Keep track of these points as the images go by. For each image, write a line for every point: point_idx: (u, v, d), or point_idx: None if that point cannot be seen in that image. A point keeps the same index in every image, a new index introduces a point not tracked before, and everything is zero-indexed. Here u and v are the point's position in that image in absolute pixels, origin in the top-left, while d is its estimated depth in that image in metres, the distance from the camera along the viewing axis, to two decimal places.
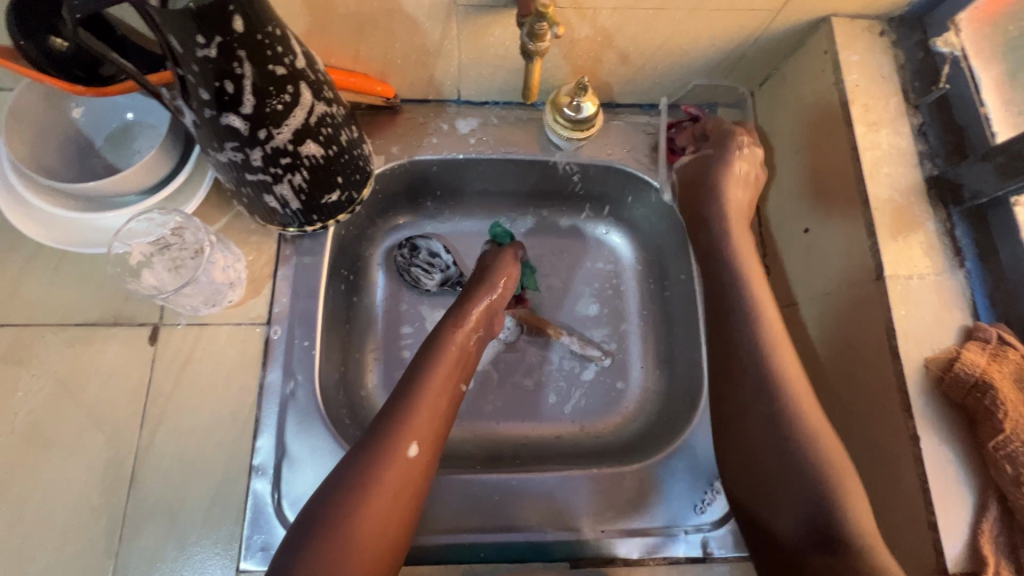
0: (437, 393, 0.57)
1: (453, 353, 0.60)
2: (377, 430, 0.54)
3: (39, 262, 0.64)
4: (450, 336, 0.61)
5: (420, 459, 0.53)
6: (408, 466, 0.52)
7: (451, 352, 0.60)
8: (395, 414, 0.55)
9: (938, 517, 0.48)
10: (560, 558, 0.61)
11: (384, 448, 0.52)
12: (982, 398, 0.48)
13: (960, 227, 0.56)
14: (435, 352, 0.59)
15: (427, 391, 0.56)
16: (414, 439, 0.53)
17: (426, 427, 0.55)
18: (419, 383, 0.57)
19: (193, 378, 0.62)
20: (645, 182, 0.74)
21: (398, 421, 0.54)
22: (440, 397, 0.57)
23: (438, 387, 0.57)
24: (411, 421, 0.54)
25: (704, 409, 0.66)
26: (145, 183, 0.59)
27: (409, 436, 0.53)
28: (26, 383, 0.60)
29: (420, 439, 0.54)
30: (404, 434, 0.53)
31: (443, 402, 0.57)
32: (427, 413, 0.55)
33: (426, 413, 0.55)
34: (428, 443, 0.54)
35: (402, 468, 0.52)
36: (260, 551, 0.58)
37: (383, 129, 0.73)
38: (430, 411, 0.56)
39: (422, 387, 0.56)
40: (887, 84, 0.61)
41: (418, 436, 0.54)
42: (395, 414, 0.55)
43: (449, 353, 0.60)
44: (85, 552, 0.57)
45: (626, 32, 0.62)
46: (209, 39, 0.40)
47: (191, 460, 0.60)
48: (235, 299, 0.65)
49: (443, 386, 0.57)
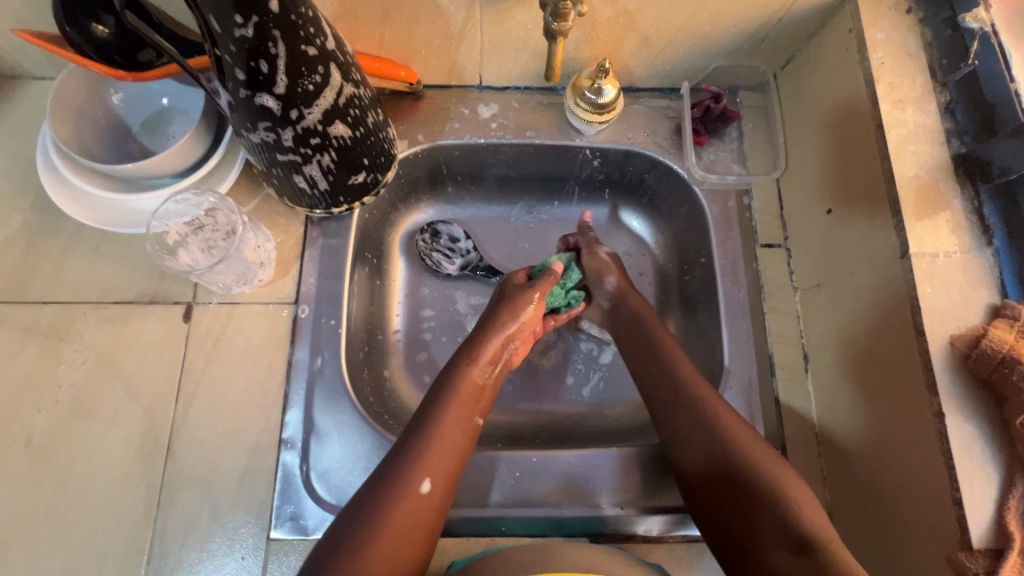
0: (455, 431, 0.57)
1: (469, 389, 0.61)
2: (392, 463, 0.54)
3: (80, 242, 0.67)
4: (464, 373, 0.61)
5: (431, 496, 0.53)
6: (419, 503, 0.52)
7: (467, 389, 0.60)
8: (410, 451, 0.55)
9: (963, 494, 0.48)
10: (580, 533, 0.63)
11: (396, 480, 0.53)
12: (1010, 374, 0.47)
13: (989, 205, 0.55)
14: (453, 386, 0.60)
15: (443, 427, 0.57)
16: (428, 474, 0.54)
17: (441, 462, 0.55)
18: (439, 419, 0.57)
19: (225, 354, 0.65)
20: (667, 165, 0.74)
21: (414, 456, 0.54)
22: (455, 435, 0.57)
23: (454, 424, 0.57)
24: (426, 456, 0.54)
25: (724, 390, 0.66)
26: (180, 165, 0.62)
27: (422, 471, 0.54)
28: (68, 358, 0.63)
29: (432, 476, 0.54)
30: (417, 469, 0.54)
31: (459, 436, 0.57)
32: (442, 447, 0.56)
33: (440, 449, 0.55)
34: (441, 478, 0.54)
35: (413, 504, 0.52)
36: (290, 521, 0.60)
37: (407, 114, 0.74)
38: (444, 446, 0.56)
39: (438, 425, 0.57)
40: (914, 62, 0.60)
41: (431, 472, 0.54)
42: (409, 448, 0.55)
43: (466, 388, 0.60)
44: (125, 517, 0.59)
45: (647, 13, 0.63)
46: (247, 19, 0.42)
47: (224, 432, 0.62)
48: (264, 278, 0.68)
49: (458, 422, 0.58)
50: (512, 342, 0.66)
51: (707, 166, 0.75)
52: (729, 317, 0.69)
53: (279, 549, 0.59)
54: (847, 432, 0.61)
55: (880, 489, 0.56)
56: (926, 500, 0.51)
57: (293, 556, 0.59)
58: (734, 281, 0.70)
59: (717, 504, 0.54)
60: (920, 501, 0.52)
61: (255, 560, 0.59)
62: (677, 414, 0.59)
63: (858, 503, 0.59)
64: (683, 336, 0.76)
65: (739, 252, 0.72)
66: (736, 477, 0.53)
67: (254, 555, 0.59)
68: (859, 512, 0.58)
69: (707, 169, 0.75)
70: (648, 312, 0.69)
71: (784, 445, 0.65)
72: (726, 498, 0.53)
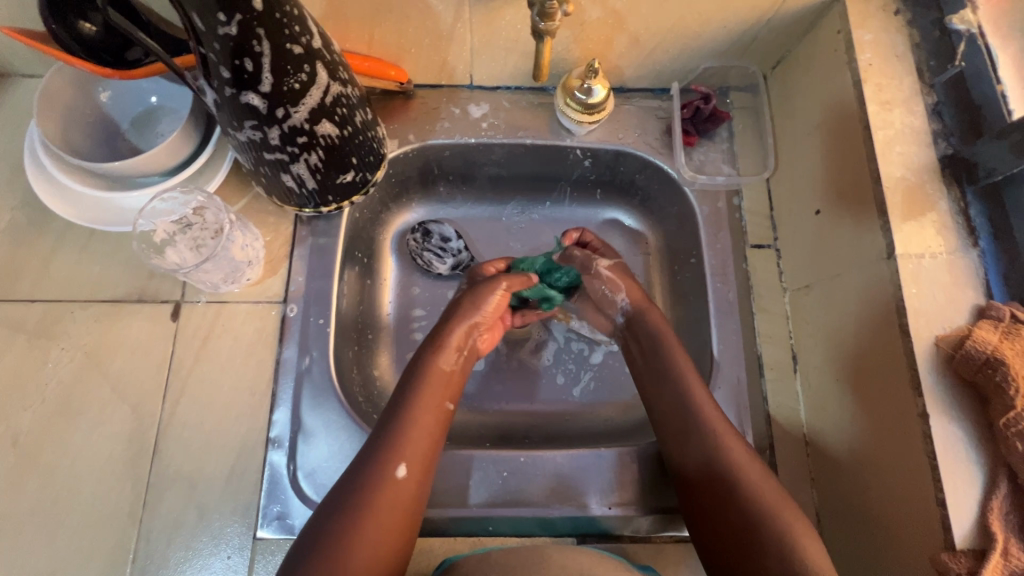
0: (426, 417, 0.57)
1: (439, 374, 0.60)
2: (367, 453, 0.54)
3: (68, 240, 0.67)
4: (433, 359, 0.61)
5: (408, 481, 0.53)
6: (396, 489, 0.52)
7: (436, 375, 0.60)
8: (384, 440, 0.55)
9: (947, 494, 0.48)
10: (567, 533, 0.63)
11: (371, 469, 0.53)
12: (994, 375, 0.47)
13: (975, 206, 0.55)
14: (422, 372, 0.60)
15: (414, 413, 0.57)
16: (402, 460, 0.54)
17: (414, 448, 0.55)
18: (410, 405, 0.57)
19: (214, 353, 0.65)
20: (658, 165, 0.74)
21: (388, 444, 0.54)
22: (427, 420, 0.57)
23: (425, 410, 0.57)
24: (400, 443, 0.54)
25: (713, 389, 0.66)
26: (167, 164, 0.61)
27: (397, 457, 0.53)
28: (55, 356, 0.63)
29: (407, 461, 0.54)
30: (392, 456, 0.53)
31: (431, 422, 0.57)
32: (415, 433, 0.56)
33: (413, 436, 0.55)
34: (416, 464, 0.54)
35: (391, 491, 0.52)
36: (277, 520, 0.60)
37: (397, 114, 0.74)
38: (416, 432, 0.56)
39: (410, 411, 0.57)
40: (902, 63, 0.60)
41: (405, 457, 0.54)
42: (382, 436, 0.55)
43: (435, 374, 0.60)
44: (111, 516, 0.59)
45: (636, 14, 0.64)
46: (230, 17, 0.42)
47: (211, 431, 0.62)
48: (253, 277, 0.67)
49: (428, 407, 0.58)
50: (478, 327, 0.65)
51: (697, 167, 0.75)
52: (718, 318, 0.69)
53: (266, 548, 0.59)
54: (835, 433, 0.61)
55: (867, 489, 0.56)
56: (911, 500, 0.51)
57: (280, 555, 0.59)
58: (723, 282, 0.70)
59: (710, 516, 0.54)
60: (905, 502, 0.52)
61: (241, 559, 0.59)
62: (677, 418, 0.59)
63: (845, 503, 0.59)
64: None
65: (729, 253, 0.72)
66: (723, 484, 0.54)
67: (241, 555, 0.59)
68: (847, 513, 0.58)
69: (698, 169, 0.75)
70: (666, 330, 0.66)
71: (772, 445, 0.65)
72: (716, 501, 0.54)
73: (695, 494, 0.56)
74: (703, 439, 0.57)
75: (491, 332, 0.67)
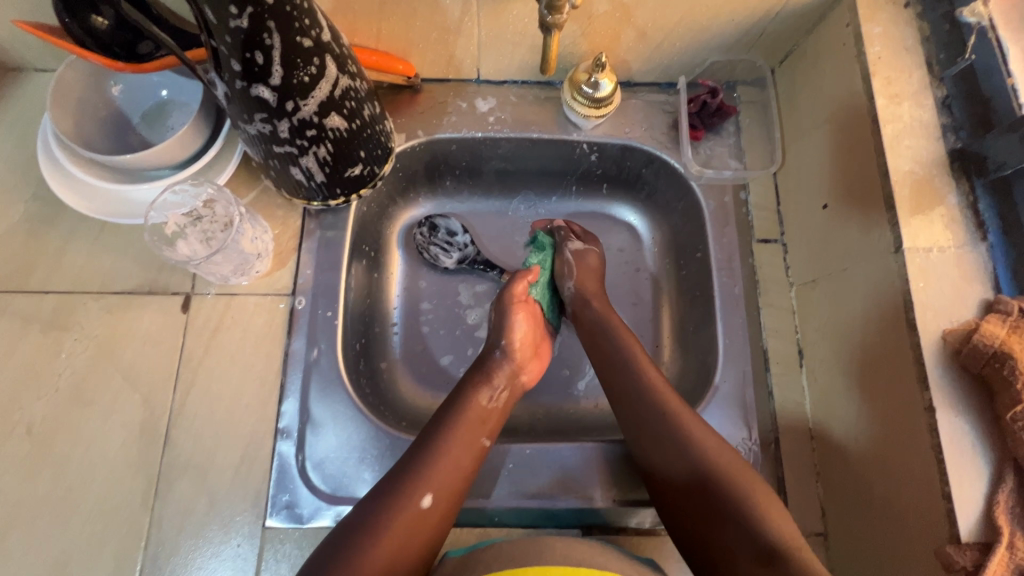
0: (462, 455, 0.57)
1: (477, 409, 0.60)
2: (397, 474, 0.55)
3: (81, 232, 0.68)
4: (474, 392, 0.62)
5: (432, 513, 0.53)
6: (418, 519, 0.53)
7: (475, 409, 0.60)
8: (414, 465, 0.55)
9: (954, 488, 0.48)
10: (572, 525, 0.64)
11: (399, 493, 0.53)
12: (1001, 368, 0.47)
13: (984, 200, 0.55)
14: (462, 404, 0.61)
15: (449, 445, 0.57)
16: (429, 490, 0.54)
17: (444, 482, 0.55)
18: (445, 438, 0.57)
19: (223, 345, 0.65)
20: (664, 160, 0.74)
21: (418, 471, 0.55)
22: (462, 454, 0.57)
23: (459, 444, 0.57)
24: (430, 473, 0.55)
25: (720, 382, 0.66)
26: (178, 157, 0.62)
27: (424, 486, 0.54)
28: (68, 347, 0.64)
29: (434, 492, 0.54)
30: (420, 484, 0.54)
31: (466, 458, 0.57)
32: (447, 466, 0.56)
33: (445, 467, 0.55)
34: (443, 496, 0.54)
35: (412, 518, 0.52)
36: (285, 509, 0.61)
37: (405, 108, 0.74)
38: (449, 466, 0.56)
39: (445, 442, 0.57)
40: (911, 56, 0.60)
41: (433, 488, 0.54)
42: (414, 462, 0.56)
43: (474, 408, 0.60)
44: (122, 504, 0.60)
45: (645, 7, 0.63)
46: (241, 10, 0.42)
47: (221, 421, 0.63)
48: (262, 270, 0.68)
49: (464, 442, 0.58)
50: (517, 365, 0.66)
51: (703, 161, 0.75)
52: (724, 312, 0.69)
53: (275, 537, 0.60)
54: (842, 427, 0.61)
55: (871, 483, 0.57)
56: (914, 491, 0.51)
57: (289, 544, 0.60)
58: (729, 276, 0.70)
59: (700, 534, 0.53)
60: (911, 498, 0.52)
61: (251, 547, 0.60)
62: (653, 439, 0.58)
63: (848, 497, 0.59)
64: (678, 330, 0.76)
65: (735, 248, 0.72)
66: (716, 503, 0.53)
67: (251, 543, 0.60)
68: (851, 508, 0.59)
69: (704, 164, 0.75)
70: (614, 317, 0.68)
71: (778, 439, 0.65)
72: (709, 524, 0.53)
73: (675, 505, 0.55)
74: (670, 458, 0.56)
75: (534, 364, 0.68)
